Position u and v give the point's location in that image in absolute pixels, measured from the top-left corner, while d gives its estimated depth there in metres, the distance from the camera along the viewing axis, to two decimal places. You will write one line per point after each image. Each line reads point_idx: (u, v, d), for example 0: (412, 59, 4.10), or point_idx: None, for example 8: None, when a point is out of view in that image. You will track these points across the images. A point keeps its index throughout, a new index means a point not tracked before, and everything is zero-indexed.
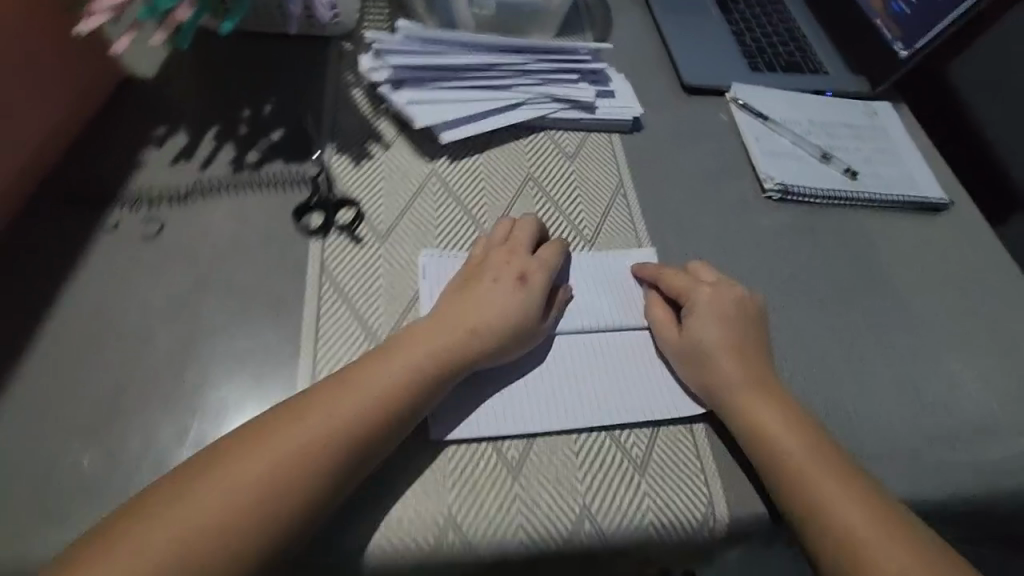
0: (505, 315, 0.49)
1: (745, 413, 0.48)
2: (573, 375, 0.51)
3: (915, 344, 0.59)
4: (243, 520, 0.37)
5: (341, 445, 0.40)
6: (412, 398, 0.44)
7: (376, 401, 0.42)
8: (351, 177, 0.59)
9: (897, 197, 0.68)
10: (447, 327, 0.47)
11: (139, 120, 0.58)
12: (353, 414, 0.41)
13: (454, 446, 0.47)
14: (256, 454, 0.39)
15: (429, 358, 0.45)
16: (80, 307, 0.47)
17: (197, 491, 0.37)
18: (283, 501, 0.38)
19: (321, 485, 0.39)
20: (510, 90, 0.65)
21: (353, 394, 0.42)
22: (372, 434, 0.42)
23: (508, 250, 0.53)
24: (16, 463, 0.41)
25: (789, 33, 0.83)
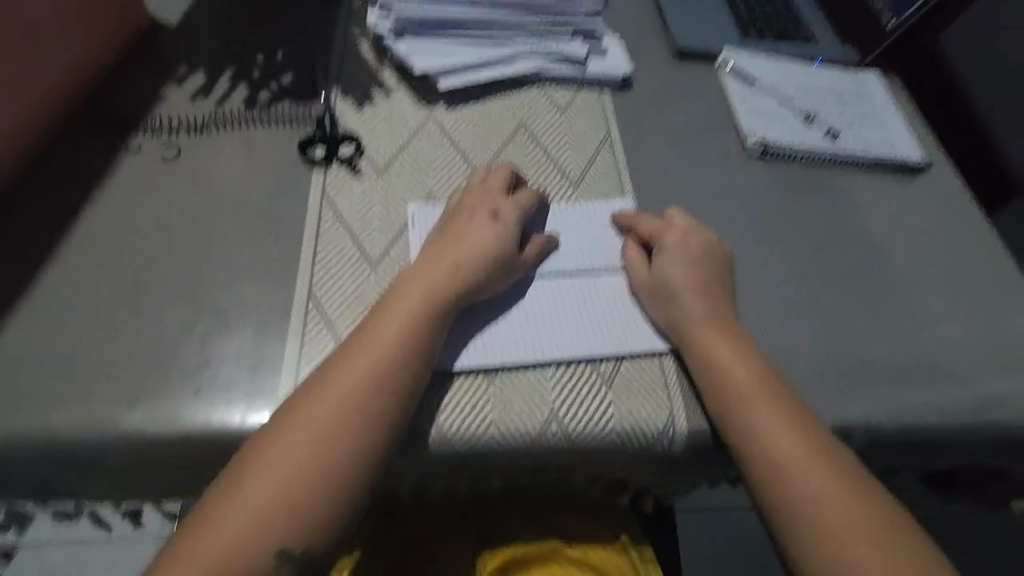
0: (485, 246, 0.51)
1: (701, 348, 0.50)
2: (550, 303, 0.54)
3: (884, 291, 0.62)
4: (310, 482, 0.40)
5: (368, 392, 0.43)
6: (411, 346, 0.46)
7: (388, 347, 0.45)
8: (354, 118, 0.63)
9: (876, 159, 0.71)
10: (431, 265, 0.50)
11: (161, 60, 0.63)
12: (372, 363, 0.44)
13: (456, 380, 0.49)
14: (299, 421, 0.42)
15: (426, 300, 0.48)
16: (102, 217, 0.52)
17: (250, 481, 0.40)
18: (334, 459, 0.41)
19: (368, 430, 0.42)
20: (507, 45, 0.70)
21: (369, 347, 0.45)
22: (396, 377, 0.44)
23: (483, 192, 0.56)
24: (41, 346, 0.45)
25: (782, 5, 0.86)
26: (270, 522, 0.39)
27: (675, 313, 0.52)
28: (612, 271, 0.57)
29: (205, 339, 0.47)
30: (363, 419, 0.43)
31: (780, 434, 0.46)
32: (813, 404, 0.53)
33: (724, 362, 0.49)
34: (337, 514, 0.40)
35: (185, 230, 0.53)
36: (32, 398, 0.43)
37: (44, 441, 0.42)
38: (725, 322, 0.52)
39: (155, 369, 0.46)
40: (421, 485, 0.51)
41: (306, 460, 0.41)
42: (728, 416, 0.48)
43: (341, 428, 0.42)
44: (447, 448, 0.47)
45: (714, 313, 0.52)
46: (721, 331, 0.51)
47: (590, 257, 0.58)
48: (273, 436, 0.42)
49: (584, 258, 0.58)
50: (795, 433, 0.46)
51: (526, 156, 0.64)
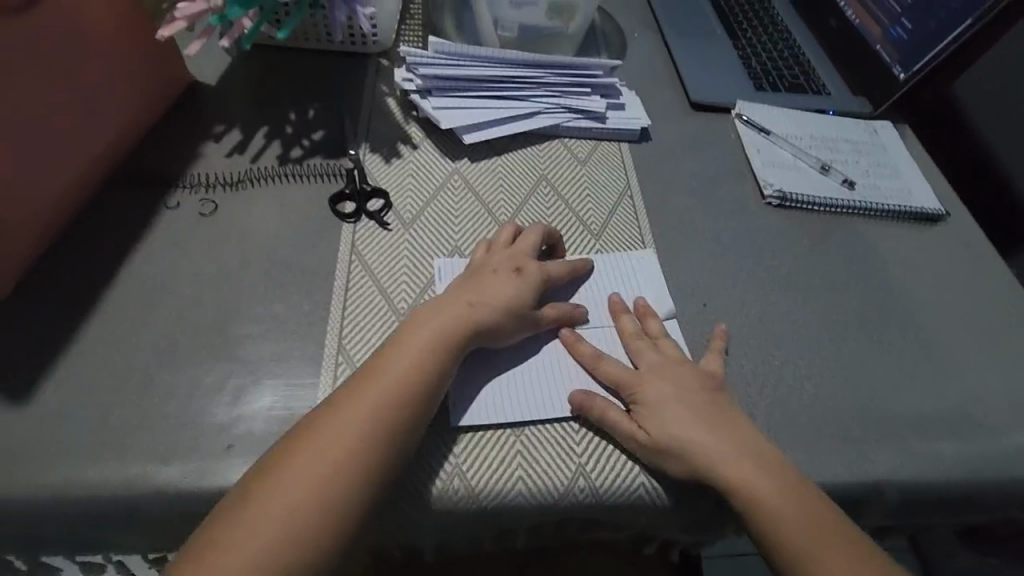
0: (506, 301, 0.52)
1: (676, 440, 0.48)
2: (571, 356, 0.55)
3: (910, 339, 0.62)
4: (310, 514, 0.40)
5: (374, 427, 0.43)
6: (427, 381, 0.46)
7: (403, 381, 0.46)
8: (383, 173, 0.65)
9: (893, 207, 0.72)
10: (449, 308, 0.50)
11: (201, 119, 0.66)
12: (381, 398, 0.44)
13: (474, 432, 0.50)
14: (303, 453, 0.42)
15: (440, 342, 0.48)
16: (142, 270, 0.54)
17: (257, 503, 0.40)
18: (343, 486, 0.41)
19: (373, 466, 0.42)
20: (528, 101, 0.72)
21: (378, 383, 0.45)
22: (410, 411, 0.45)
23: (501, 249, 0.57)
24: (79, 400, 0.46)
25: (794, 57, 0.89)
26: (268, 555, 0.39)
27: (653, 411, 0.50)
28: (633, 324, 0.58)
29: (237, 392, 0.48)
30: (368, 453, 0.42)
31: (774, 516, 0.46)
32: (843, 457, 0.53)
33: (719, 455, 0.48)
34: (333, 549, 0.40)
35: (218, 284, 0.54)
36: (68, 454, 0.44)
37: (79, 496, 0.43)
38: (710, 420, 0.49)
39: (189, 423, 0.46)
40: (447, 541, 0.51)
41: (308, 492, 0.40)
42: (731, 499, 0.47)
43: (347, 461, 0.42)
44: (473, 501, 0.47)
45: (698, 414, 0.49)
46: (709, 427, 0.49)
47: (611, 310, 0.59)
48: (276, 467, 0.41)
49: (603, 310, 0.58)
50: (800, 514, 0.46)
51: (548, 208, 0.66)
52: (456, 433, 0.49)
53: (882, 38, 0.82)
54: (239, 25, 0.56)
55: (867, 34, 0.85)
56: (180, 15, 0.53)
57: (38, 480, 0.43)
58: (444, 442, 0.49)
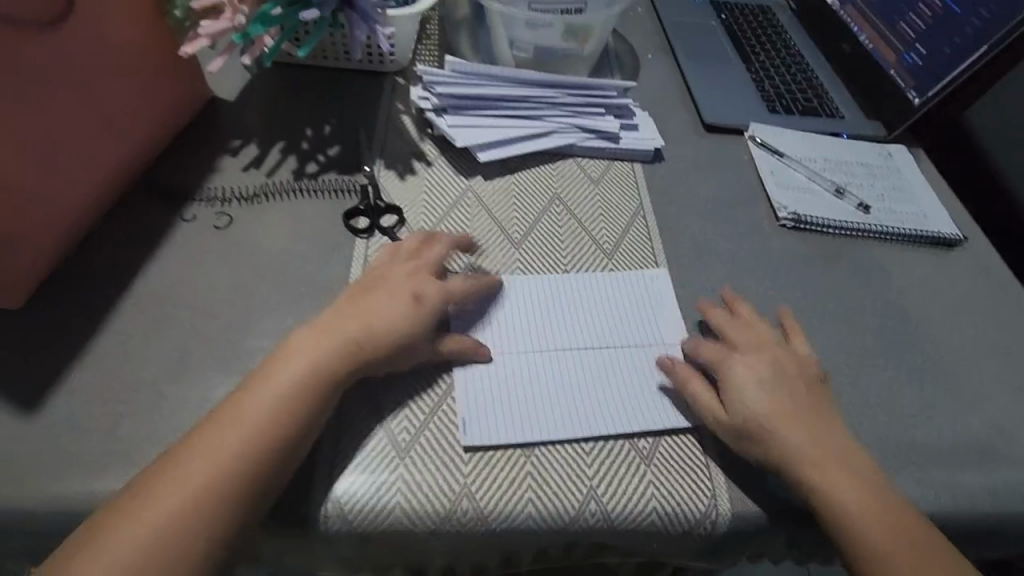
0: (400, 324, 0.50)
1: (772, 439, 0.49)
2: (567, 378, 0.54)
3: (930, 366, 0.61)
4: (181, 522, 0.40)
5: (253, 436, 0.43)
6: (294, 407, 0.44)
7: (268, 406, 0.44)
8: (397, 189, 0.66)
9: (909, 232, 0.71)
10: (338, 325, 0.49)
11: (220, 134, 0.67)
12: (264, 408, 0.44)
13: (477, 451, 0.49)
14: (184, 460, 0.41)
15: (312, 369, 0.46)
16: (157, 281, 0.54)
17: (118, 529, 0.39)
18: (202, 510, 0.40)
19: (253, 477, 0.42)
20: (542, 120, 0.73)
21: (264, 392, 0.44)
22: (273, 437, 0.43)
23: (411, 263, 0.55)
24: (89, 410, 0.46)
25: (807, 81, 0.89)
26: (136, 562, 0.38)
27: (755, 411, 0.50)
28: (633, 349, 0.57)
29: None
30: (246, 462, 0.42)
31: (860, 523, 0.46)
32: None
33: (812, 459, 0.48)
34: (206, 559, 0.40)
35: (232, 297, 0.54)
36: (74, 466, 0.44)
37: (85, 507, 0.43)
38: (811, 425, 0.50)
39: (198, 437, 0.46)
40: (452, 563, 0.50)
41: (183, 500, 0.40)
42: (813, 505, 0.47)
43: (223, 471, 0.41)
44: (481, 524, 0.46)
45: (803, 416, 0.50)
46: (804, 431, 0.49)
47: (614, 334, 0.58)
48: (159, 472, 0.41)
49: (604, 333, 0.58)
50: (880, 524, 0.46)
51: (560, 227, 0.66)
52: (466, 451, 0.49)
53: (897, 64, 0.83)
54: (259, 44, 0.57)
55: (881, 59, 0.85)
56: (203, 32, 0.54)
57: (46, 491, 0.43)
58: (453, 460, 0.48)
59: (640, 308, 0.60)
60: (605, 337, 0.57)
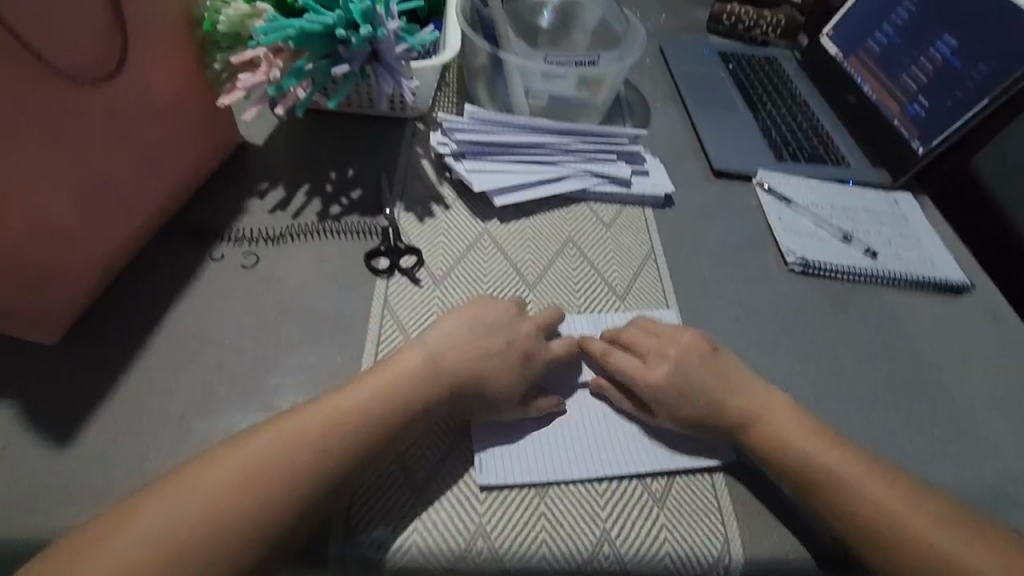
0: (473, 373, 0.50)
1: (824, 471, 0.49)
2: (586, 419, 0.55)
3: (941, 412, 0.61)
4: (217, 525, 0.39)
5: (302, 455, 0.42)
6: (379, 421, 0.45)
7: (352, 414, 0.45)
8: (416, 231, 0.68)
9: (917, 278, 0.73)
10: (405, 367, 0.49)
11: (248, 178, 0.70)
12: (313, 428, 0.44)
13: (489, 492, 0.49)
14: (241, 455, 0.42)
15: (399, 387, 0.47)
16: (185, 319, 0.56)
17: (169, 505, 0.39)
18: (259, 498, 0.40)
19: (310, 477, 0.42)
20: (557, 167, 0.75)
21: (316, 415, 0.44)
22: (349, 442, 0.44)
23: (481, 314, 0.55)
24: (116, 444, 0.48)
25: (813, 129, 0.92)
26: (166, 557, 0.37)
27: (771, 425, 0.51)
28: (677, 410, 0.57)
29: None
30: (290, 479, 0.41)
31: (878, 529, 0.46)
32: None
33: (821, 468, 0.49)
34: (232, 574, 0.38)
35: (256, 334, 0.56)
36: (100, 501, 0.45)
37: None
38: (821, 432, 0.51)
39: None
40: None
41: (219, 503, 0.39)
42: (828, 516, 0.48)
43: (269, 482, 0.41)
44: (497, 565, 0.46)
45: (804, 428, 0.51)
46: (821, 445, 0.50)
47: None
48: (191, 473, 0.41)
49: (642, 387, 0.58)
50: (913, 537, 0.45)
51: (574, 269, 0.68)
52: (482, 490, 0.49)
53: (900, 113, 0.86)
54: (292, 94, 0.61)
55: (884, 109, 0.88)
56: (239, 85, 0.58)
57: (70, 523, 0.44)
58: (469, 499, 0.49)
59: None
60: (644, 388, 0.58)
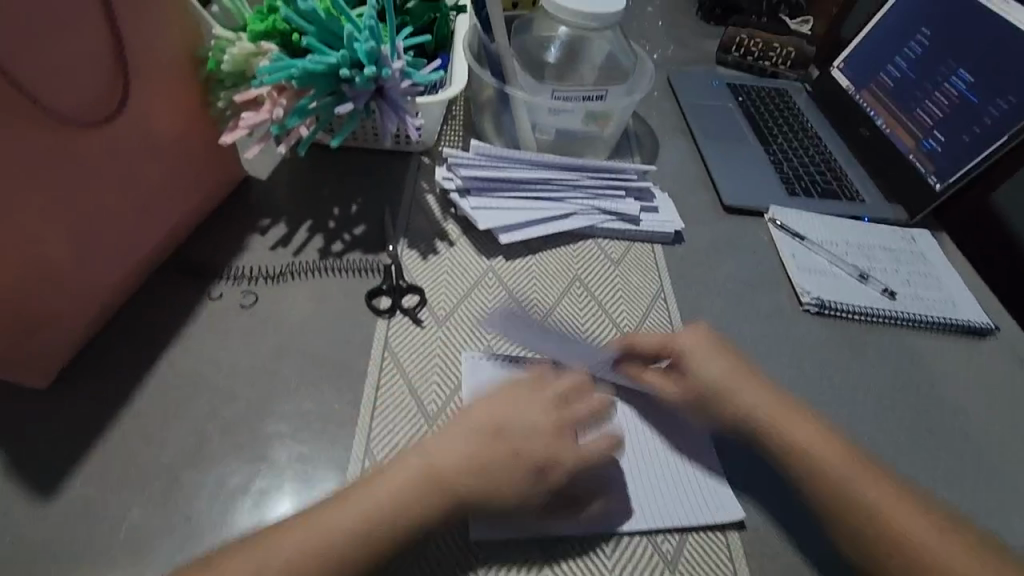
0: (486, 493, 0.44)
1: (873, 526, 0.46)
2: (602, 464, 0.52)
3: (966, 467, 0.58)
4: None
5: (356, 539, 0.41)
6: (377, 541, 0.41)
7: (351, 529, 0.41)
8: (419, 269, 0.67)
9: (937, 320, 0.70)
10: (456, 451, 0.45)
11: (250, 213, 0.69)
12: (361, 509, 0.42)
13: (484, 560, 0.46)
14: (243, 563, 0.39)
15: (400, 515, 0.42)
16: (179, 362, 0.54)
17: None
18: None
19: None
20: (564, 202, 0.74)
21: (366, 496, 0.42)
22: (346, 562, 0.40)
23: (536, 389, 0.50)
24: (102, 497, 0.46)
25: (825, 163, 0.90)
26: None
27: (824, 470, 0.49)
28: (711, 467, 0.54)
29: (261, 498, 0.47)
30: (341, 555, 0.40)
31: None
32: None
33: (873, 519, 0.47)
34: None
35: (253, 378, 0.54)
36: (83, 559, 0.43)
37: None
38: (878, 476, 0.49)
39: (206, 530, 0.45)
40: None
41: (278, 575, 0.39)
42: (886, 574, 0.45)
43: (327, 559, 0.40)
44: None
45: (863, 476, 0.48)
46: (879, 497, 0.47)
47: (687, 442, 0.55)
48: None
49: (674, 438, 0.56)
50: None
51: (580, 309, 0.66)
52: (482, 554, 0.46)
53: (915, 149, 0.84)
54: (295, 133, 0.60)
55: (899, 143, 0.86)
56: (241, 125, 0.58)
57: None
58: (467, 562, 0.46)
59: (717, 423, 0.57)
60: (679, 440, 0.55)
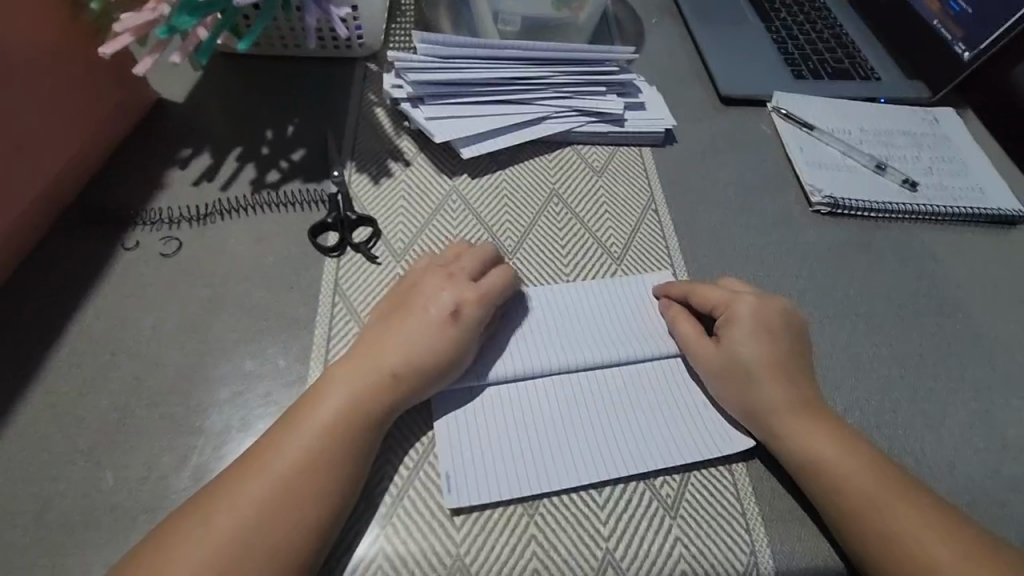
0: (412, 365, 0.42)
1: (745, 374, 0.45)
2: (568, 393, 0.47)
3: (998, 377, 0.52)
4: (286, 542, 0.36)
5: (339, 446, 0.39)
6: (337, 465, 0.38)
7: (306, 464, 0.38)
8: (370, 195, 0.57)
9: (964, 210, 0.63)
10: (362, 361, 0.42)
11: (165, 143, 0.58)
12: (300, 460, 0.38)
13: (463, 516, 0.41)
14: (211, 524, 0.35)
15: (344, 420, 0.40)
16: (92, 329, 0.47)
17: (190, 554, 0.34)
18: (291, 521, 0.36)
19: (308, 538, 0.36)
20: (535, 105, 0.63)
21: (299, 446, 0.38)
22: (308, 494, 0.37)
23: (430, 270, 0.48)
24: (12, 490, 0.39)
25: (837, 39, 0.78)
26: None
27: (728, 337, 0.47)
28: (640, 354, 0.49)
29: (199, 474, 0.41)
30: (328, 483, 0.38)
31: (866, 480, 0.41)
32: (957, 498, 0.45)
33: (787, 401, 0.44)
34: (280, 553, 0.35)
35: (181, 338, 0.47)
36: None
37: None
38: (797, 333, 0.48)
39: (137, 517, 0.39)
40: None
41: (259, 513, 0.36)
42: (797, 471, 0.43)
43: (306, 486, 0.37)
44: None
45: (787, 352, 0.46)
46: (780, 379, 0.45)
47: (618, 346, 0.49)
48: None
49: (601, 341, 0.49)
50: (969, 555, 0.38)
51: (560, 228, 0.57)
52: (455, 515, 0.41)
53: (941, 14, 0.72)
54: (193, 37, 0.49)
55: (923, 9, 0.74)
56: (122, 28, 0.47)
57: None
58: (441, 528, 0.41)
59: (663, 333, 0.51)
60: (647, 369, 0.49)
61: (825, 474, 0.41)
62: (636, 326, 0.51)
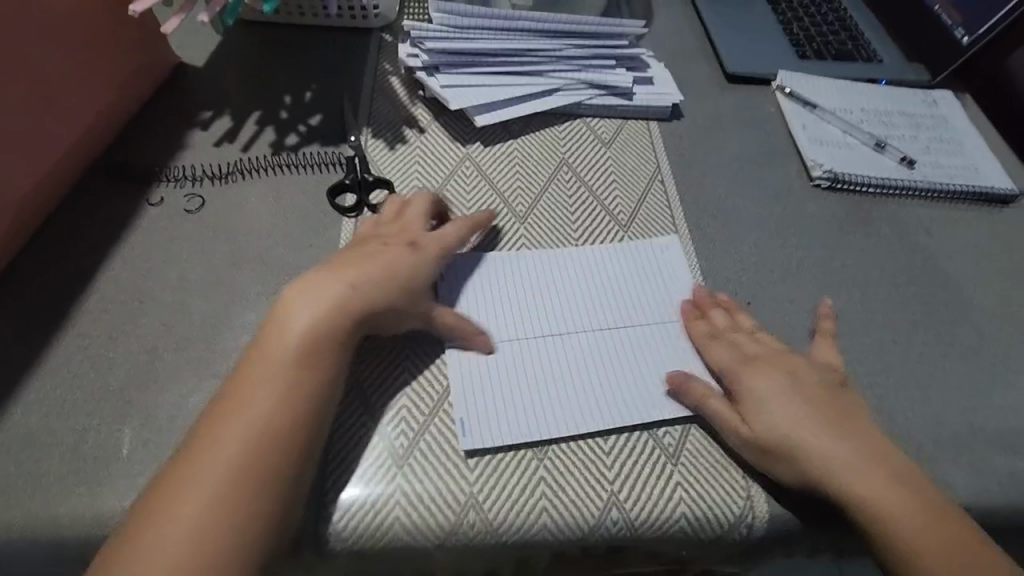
0: (378, 299, 0.44)
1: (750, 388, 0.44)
2: (575, 350, 0.49)
3: (986, 343, 0.55)
4: (273, 472, 0.37)
5: (307, 376, 0.40)
6: (308, 394, 0.39)
7: (278, 399, 0.38)
8: (386, 160, 0.59)
9: (960, 187, 0.65)
10: (320, 290, 0.42)
11: (186, 105, 0.60)
12: (274, 389, 0.39)
13: (477, 458, 0.43)
14: (203, 465, 0.36)
15: (305, 350, 0.40)
16: (121, 279, 0.48)
17: (188, 493, 0.35)
18: (275, 453, 0.37)
19: (296, 467, 0.38)
20: (546, 77, 0.65)
21: (269, 379, 0.39)
22: (285, 425, 0.38)
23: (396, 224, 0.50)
24: (50, 425, 0.41)
25: (840, 22, 0.80)
26: (211, 533, 0.35)
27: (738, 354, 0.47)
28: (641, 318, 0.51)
29: None
30: (302, 410, 0.39)
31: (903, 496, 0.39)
32: (943, 451, 0.48)
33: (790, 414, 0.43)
34: (276, 484, 0.37)
35: (206, 289, 0.49)
36: (33, 487, 0.39)
37: (51, 529, 0.38)
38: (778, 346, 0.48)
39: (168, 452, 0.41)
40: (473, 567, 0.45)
41: (242, 449, 0.37)
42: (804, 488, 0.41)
43: (283, 418, 0.38)
44: (489, 519, 0.41)
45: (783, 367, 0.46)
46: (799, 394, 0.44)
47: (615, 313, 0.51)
48: (161, 508, 0.35)
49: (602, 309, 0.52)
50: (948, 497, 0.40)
51: (569, 194, 0.59)
52: (468, 457, 0.43)
53: None
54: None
55: None
56: None
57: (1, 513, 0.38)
58: (456, 469, 0.43)
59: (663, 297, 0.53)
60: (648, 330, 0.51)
61: (801, 474, 0.41)
62: (626, 289, 0.53)
